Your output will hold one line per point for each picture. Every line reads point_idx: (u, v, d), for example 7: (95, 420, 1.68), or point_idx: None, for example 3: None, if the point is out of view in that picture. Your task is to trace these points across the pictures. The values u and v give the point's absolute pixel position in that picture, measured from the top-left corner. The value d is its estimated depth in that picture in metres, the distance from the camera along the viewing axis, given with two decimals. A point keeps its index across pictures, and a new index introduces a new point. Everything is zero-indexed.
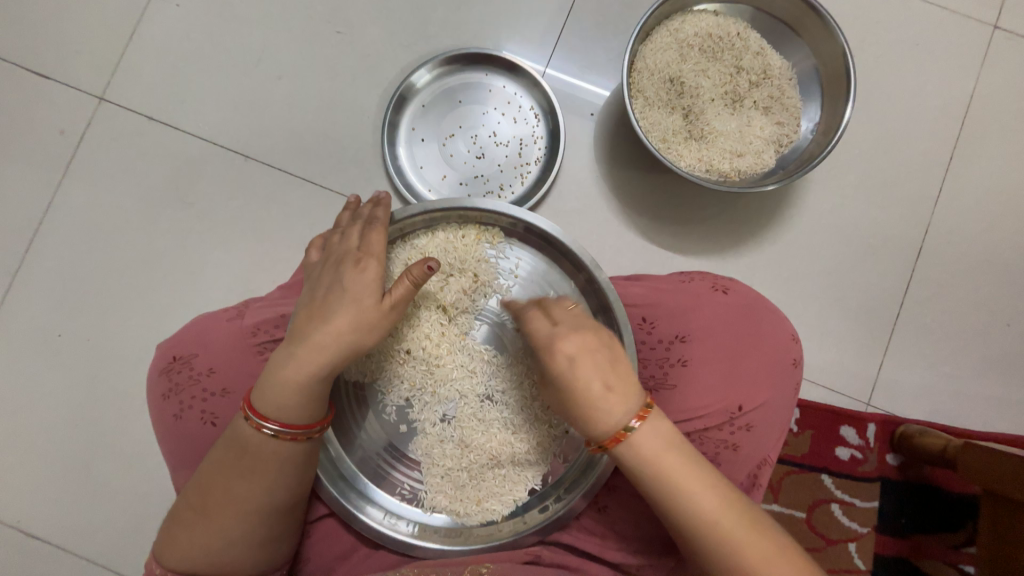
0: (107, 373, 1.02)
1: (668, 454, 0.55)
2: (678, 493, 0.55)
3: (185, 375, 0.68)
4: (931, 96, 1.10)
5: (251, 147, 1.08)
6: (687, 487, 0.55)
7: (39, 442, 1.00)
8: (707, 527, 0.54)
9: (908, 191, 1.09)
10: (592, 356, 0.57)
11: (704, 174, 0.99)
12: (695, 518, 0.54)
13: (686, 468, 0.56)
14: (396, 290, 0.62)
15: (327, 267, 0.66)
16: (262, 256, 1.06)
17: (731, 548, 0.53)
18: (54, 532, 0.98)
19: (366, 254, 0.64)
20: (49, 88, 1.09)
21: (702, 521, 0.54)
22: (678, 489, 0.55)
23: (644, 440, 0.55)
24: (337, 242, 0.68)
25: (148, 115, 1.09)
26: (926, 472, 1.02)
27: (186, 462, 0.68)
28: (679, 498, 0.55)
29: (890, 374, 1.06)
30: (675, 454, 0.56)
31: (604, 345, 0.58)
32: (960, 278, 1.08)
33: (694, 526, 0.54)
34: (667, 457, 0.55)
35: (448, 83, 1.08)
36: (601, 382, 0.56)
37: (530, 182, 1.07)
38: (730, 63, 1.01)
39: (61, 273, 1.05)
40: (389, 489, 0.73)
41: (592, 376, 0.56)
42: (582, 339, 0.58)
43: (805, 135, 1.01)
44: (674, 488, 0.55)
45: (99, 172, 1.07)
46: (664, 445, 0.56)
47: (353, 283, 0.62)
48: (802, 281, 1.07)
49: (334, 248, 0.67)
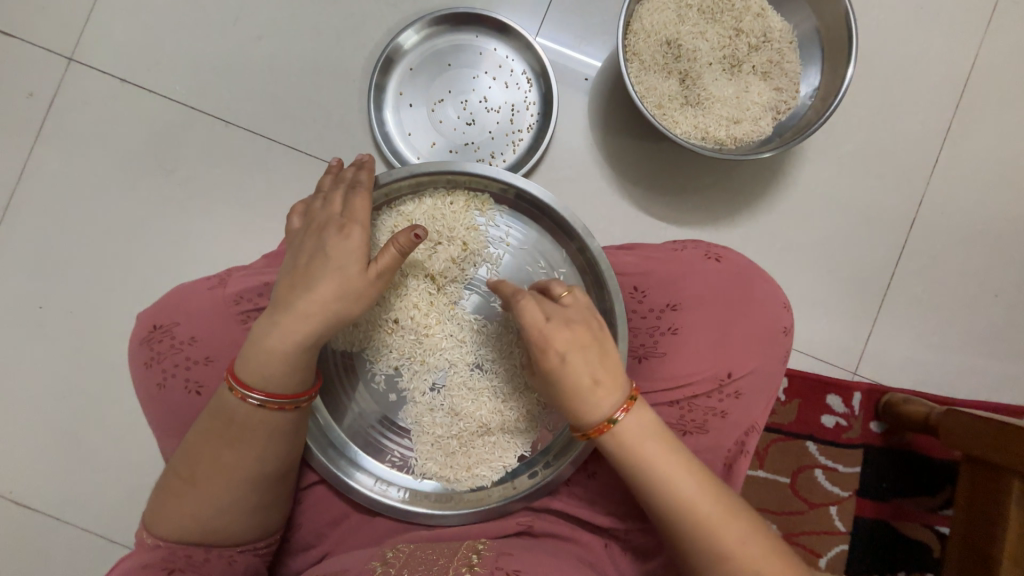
0: (93, 345, 1.01)
1: (644, 442, 0.57)
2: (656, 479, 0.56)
3: (166, 344, 0.67)
4: (933, 62, 1.07)
5: (232, 112, 1.04)
6: (665, 473, 0.56)
7: (26, 414, 0.99)
8: (686, 509, 0.55)
9: (905, 161, 1.08)
10: (582, 351, 0.57)
11: (700, 141, 0.97)
12: (674, 501, 0.56)
13: (666, 454, 0.57)
14: (382, 258, 0.61)
15: (309, 233, 0.63)
16: (247, 226, 1.03)
17: (709, 531, 0.55)
18: (48, 502, 0.99)
19: (348, 221, 0.62)
20: (14, 47, 1.03)
21: (681, 504, 0.55)
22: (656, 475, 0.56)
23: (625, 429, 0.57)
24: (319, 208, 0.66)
25: (121, 77, 1.04)
26: (907, 438, 1.05)
27: (173, 431, 0.67)
28: (659, 483, 0.56)
29: (878, 344, 1.07)
30: (651, 442, 0.57)
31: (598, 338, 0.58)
32: (952, 249, 1.08)
33: (674, 509, 0.56)
34: (647, 444, 0.57)
35: (436, 45, 1.04)
36: (591, 376, 0.56)
37: (521, 149, 1.04)
38: (730, 25, 0.97)
39: (39, 244, 1.02)
40: (379, 456, 0.74)
41: (582, 371, 0.56)
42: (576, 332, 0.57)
43: (804, 100, 0.98)
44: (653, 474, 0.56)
45: (73, 138, 1.03)
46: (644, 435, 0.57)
47: (337, 250, 0.60)
48: (796, 252, 1.06)
49: (315, 213, 0.65)
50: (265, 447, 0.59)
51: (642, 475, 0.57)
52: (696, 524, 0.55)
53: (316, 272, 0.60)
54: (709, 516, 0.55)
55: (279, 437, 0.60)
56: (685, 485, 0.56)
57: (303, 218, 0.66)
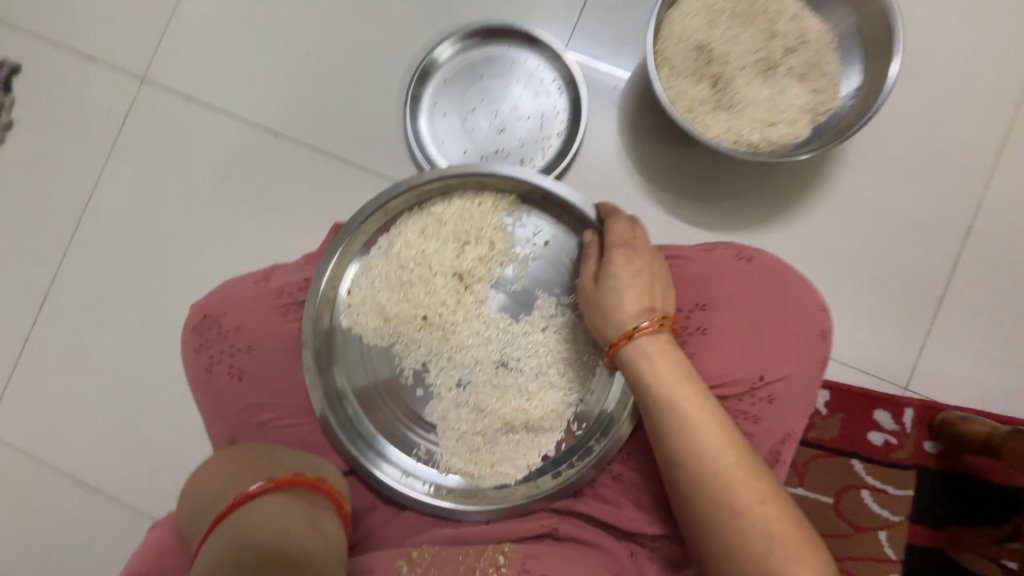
0: (150, 338, 1.09)
1: (680, 387, 0.59)
2: (682, 424, 0.58)
3: (214, 331, 0.71)
4: (988, 60, 1.02)
5: (281, 124, 1.12)
6: (693, 419, 0.58)
7: (90, 400, 1.08)
8: (707, 459, 0.57)
9: (959, 164, 1.01)
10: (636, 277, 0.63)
11: (733, 145, 0.95)
12: (698, 453, 0.57)
13: (699, 404, 0.58)
14: None
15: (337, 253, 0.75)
16: (291, 229, 1.09)
17: (727, 482, 0.56)
18: (106, 485, 1.06)
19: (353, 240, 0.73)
20: (97, 70, 1.15)
21: (705, 457, 0.57)
22: (685, 423, 0.58)
23: (661, 367, 0.60)
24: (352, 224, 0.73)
25: (185, 94, 1.14)
26: (967, 461, 0.96)
27: (215, 414, 0.71)
28: (684, 429, 0.58)
29: (932, 358, 1.00)
30: (687, 389, 0.59)
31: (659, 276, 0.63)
32: (1016, 257, 1.00)
33: (694, 459, 0.57)
34: (679, 389, 0.59)
35: (470, 57, 1.08)
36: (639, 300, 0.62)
37: (551, 155, 1.06)
38: (763, 28, 0.96)
39: (109, 245, 1.12)
40: (406, 450, 0.75)
41: (628, 284, 0.62)
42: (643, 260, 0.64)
43: (844, 101, 0.95)
44: (680, 418, 0.58)
45: (142, 149, 1.13)
46: (677, 376, 0.59)
47: None
48: (837, 259, 1.02)
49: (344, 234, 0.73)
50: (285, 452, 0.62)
51: (669, 419, 0.59)
52: (715, 472, 0.56)
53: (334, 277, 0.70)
54: (729, 468, 0.56)
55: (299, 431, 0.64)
56: (710, 435, 0.57)
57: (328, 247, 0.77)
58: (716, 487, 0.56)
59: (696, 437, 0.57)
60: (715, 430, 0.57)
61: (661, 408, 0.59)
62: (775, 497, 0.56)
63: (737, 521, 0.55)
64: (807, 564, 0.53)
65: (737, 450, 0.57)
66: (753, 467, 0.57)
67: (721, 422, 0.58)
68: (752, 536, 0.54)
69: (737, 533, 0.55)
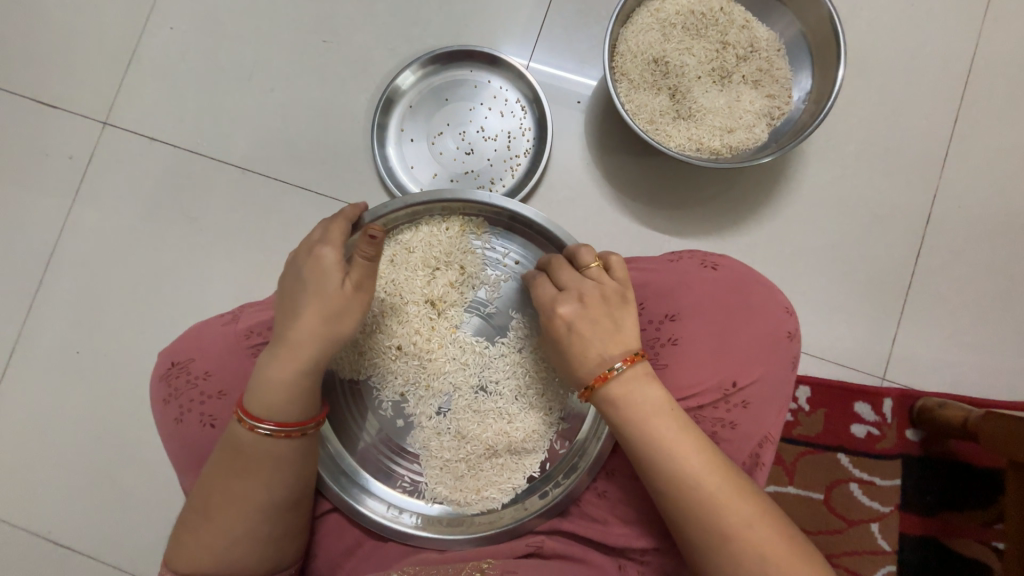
0: (124, 385, 1.06)
1: (654, 413, 0.58)
2: (657, 449, 0.57)
3: (183, 380, 0.70)
4: (931, 57, 1.06)
5: (248, 159, 1.11)
6: (669, 441, 0.56)
7: (64, 454, 1.05)
8: (687, 480, 0.55)
9: (913, 156, 1.05)
10: (591, 316, 0.61)
11: (696, 153, 0.97)
12: (678, 478, 0.56)
13: (675, 428, 0.57)
14: (356, 270, 0.63)
15: (305, 264, 0.63)
16: (265, 264, 1.08)
17: (710, 502, 0.55)
18: (85, 543, 1.02)
19: (339, 262, 0.63)
20: (57, 116, 1.14)
21: (686, 481, 0.55)
22: (662, 449, 0.56)
23: (634, 397, 0.58)
24: (361, 249, 0.62)
25: (150, 136, 1.13)
26: (949, 446, 0.98)
27: (190, 465, 0.69)
28: (661, 453, 0.57)
29: (906, 346, 1.02)
30: (661, 413, 0.58)
31: (615, 309, 0.61)
32: (976, 242, 1.03)
33: (675, 483, 0.56)
34: (652, 413, 0.58)
35: (434, 82, 1.09)
36: (599, 343, 0.60)
37: (520, 173, 1.07)
38: (715, 39, 0.99)
39: (77, 292, 1.09)
40: (390, 482, 0.74)
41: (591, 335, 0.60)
42: (596, 295, 0.61)
43: (798, 104, 0.98)
44: (656, 443, 0.57)
45: (108, 193, 1.12)
46: (647, 401, 0.58)
47: (315, 275, 0.62)
48: (807, 257, 1.04)
49: (337, 260, 0.62)
50: (259, 494, 0.60)
51: (644, 445, 0.57)
52: (698, 494, 0.55)
53: (335, 308, 0.62)
54: (711, 487, 0.55)
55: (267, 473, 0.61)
56: (687, 454, 0.56)
57: (290, 264, 0.65)
58: (701, 509, 0.55)
59: (674, 460, 0.56)
60: (692, 451, 0.56)
61: (635, 436, 0.58)
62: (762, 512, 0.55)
63: (727, 541, 0.54)
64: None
65: (717, 468, 0.56)
66: (736, 484, 0.55)
67: (698, 443, 0.57)
68: (742, 555, 0.53)
69: (727, 552, 0.54)
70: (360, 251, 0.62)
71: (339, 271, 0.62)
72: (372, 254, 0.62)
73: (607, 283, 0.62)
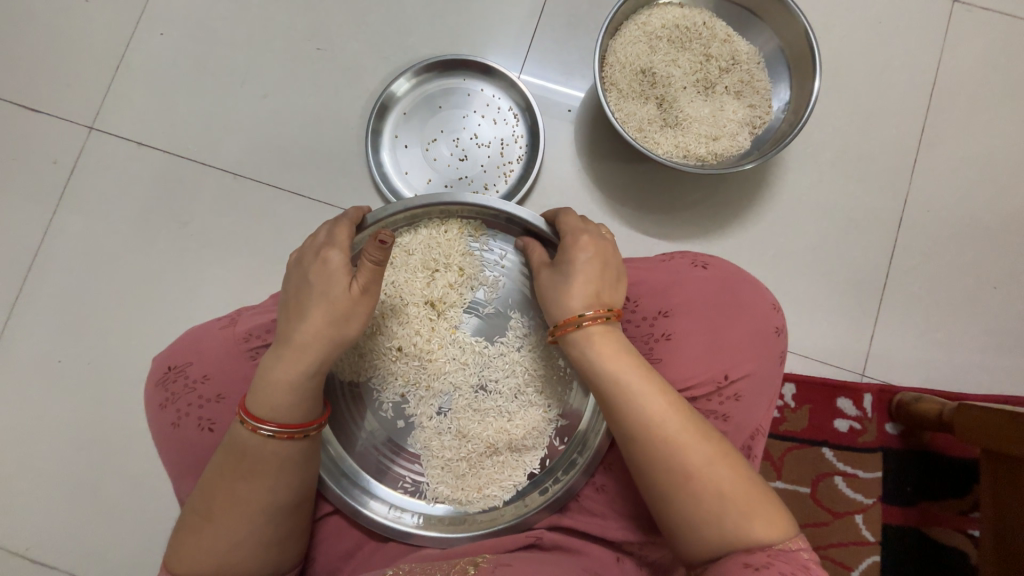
0: (109, 394, 1.04)
1: (621, 360, 0.60)
2: (625, 396, 0.59)
3: (180, 384, 0.69)
4: (898, 71, 1.13)
5: (241, 165, 1.11)
6: (634, 389, 0.58)
7: (43, 467, 1.01)
8: (653, 426, 0.57)
9: (884, 164, 1.11)
10: (594, 264, 0.64)
11: (682, 159, 1.01)
12: (645, 423, 0.57)
13: (642, 376, 0.59)
14: (362, 274, 0.63)
15: (312, 268, 0.64)
16: (257, 270, 1.08)
17: (676, 448, 0.56)
18: (65, 559, 0.99)
19: (346, 265, 0.63)
20: (41, 121, 1.12)
21: (653, 428, 0.57)
22: (629, 394, 0.58)
23: (599, 346, 0.61)
24: (369, 253, 0.61)
25: (138, 141, 1.12)
26: (926, 439, 1.02)
27: (187, 469, 0.69)
28: (627, 399, 0.58)
29: (883, 344, 1.07)
30: (628, 360, 0.60)
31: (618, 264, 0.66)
32: (944, 245, 1.09)
33: (639, 430, 0.58)
34: (619, 361, 0.60)
35: (428, 90, 1.11)
36: (597, 285, 0.64)
37: (513, 179, 1.10)
38: (699, 52, 1.04)
39: (60, 299, 1.07)
40: (391, 483, 0.74)
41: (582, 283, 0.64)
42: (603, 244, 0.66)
43: (777, 114, 1.03)
44: (624, 393, 0.59)
45: (93, 199, 1.10)
46: (619, 355, 0.61)
47: (321, 277, 0.63)
48: (788, 259, 1.08)
49: (343, 264, 0.63)
50: (261, 496, 0.59)
51: (613, 394, 0.59)
52: (664, 440, 0.56)
53: (341, 311, 0.62)
54: (677, 435, 0.56)
55: (273, 477, 0.60)
56: (654, 401, 0.58)
57: (297, 267, 0.66)
58: (667, 454, 0.56)
59: (639, 408, 0.58)
60: (658, 397, 0.58)
61: (605, 383, 0.60)
62: (731, 462, 0.56)
63: (693, 487, 0.55)
64: (763, 523, 0.53)
65: (684, 416, 0.57)
66: (702, 432, 0.57)
67: (663, 390, 0.59)
68: (705, 501, 0.54)
69: (691, 499, 0.55)
70: (368, 254, 0.61)
71: (347, 274, 0.63)
72: (380, 258, 0.62)
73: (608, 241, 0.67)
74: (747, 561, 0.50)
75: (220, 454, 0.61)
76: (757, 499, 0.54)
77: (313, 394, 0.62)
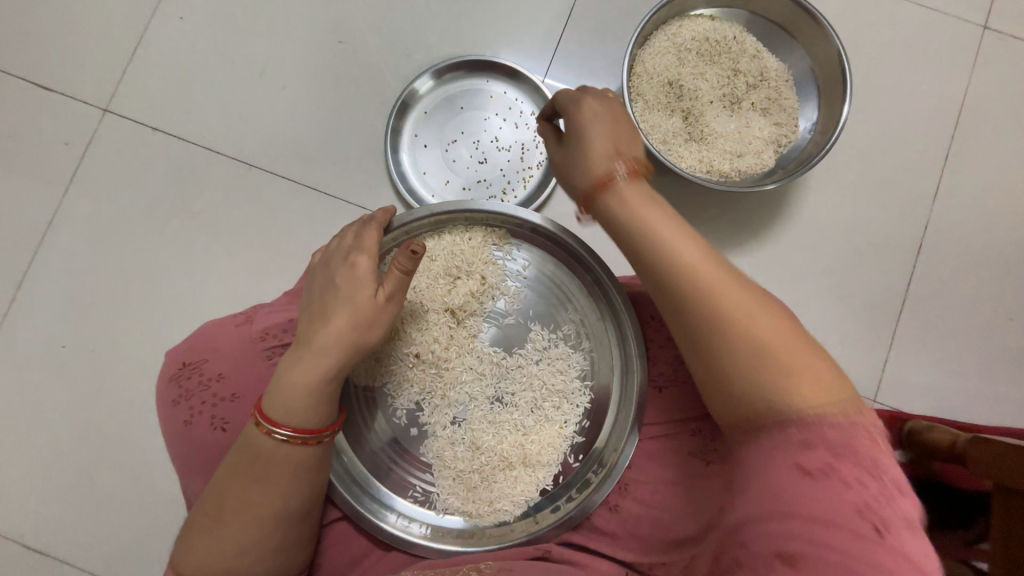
0: (112, 382, 1.02)
1: (658, 218, 0.54)
2: (664, 253, 0.53)
3: (194, 381, 0.68)
4: (925, 96, 1.12)
5: (256, 156, 1.09)
6: (671, 241, 0.52)
7: (41, 453, 1.00)
8: (694, 286, 0.50)
9: (905, 188, 1.10)
10: (603, 130, 0.60)
11: (705, 174, 1.00)
12: (687, 281, 0.51)
13: (683, 235, 0.53)
14: (389, 280, 0.62)
15: (339, 271, 0.62)
16: (268, 263, 1.06)
17: (722, 306, 0.49)
18: (58, 548, 0.97)
19: (372, 271, 0.62)
20: (54, 101, 1.10)
21: (695, 284, 0.50)
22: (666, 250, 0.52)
23: (627, 201, 0.56)
24: (399, 261, 0.60)
25: (152, 126, 1.10)
26: (937, 469, 1.01)
27: (196, 469, 0.67)
28: (664, 252, 0.53)
29: (895, 370, 1.06)
30: (667, 218, 0.54)
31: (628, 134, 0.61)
32: (961, 273, 1.09)
33: (681, 288, 0.51)
34: (653, 219, 0.54)
35: (449, 90, 1.10)
36: (606, 149, 0.59)
37: (532, 185, 1.08)
38: (728, 66, 1.03)
39: (65, 284, 1.05)
40: (401, 492, 0.73)
41: (596, 146, 0.59)
42: (606, 114, 0.62)
43: (803, 134, 1.02)
44: (661, 250, 0.53)
45: (104, 183, 1.08)
46: (656, 211, 0.55)
47: (347, 280, 0.61)
48: (805, 280, 1.08)
49: (371, 269, 0.62)
50: (268, 500, 0.58)
51: (651, 252, 0.53)
52: (708, 297, 0.50)
53: (364, 317, 0.61)
54: (724, 293, 0.50)
55: (282, 483, 0.58)
56: (696, 255, 0.51)
57: (323, 268, 0.64)
58: (721, 315, 0.49)
59: (681, 265, 0.51)
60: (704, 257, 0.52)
61: (635, 238, 0.55)
62: (781, 320, 0.49)
63: (745, 345, 0.48)
64: (823, 391, 0.46)
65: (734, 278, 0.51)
66: (757, 300, 0.50)
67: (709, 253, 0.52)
68: (749, 360, 0.48)
69: (739, 362, 0.48)
70: (398, 263, 0.60)
71: (373, 280, 0.62)
72: (410, 267, 0.61)
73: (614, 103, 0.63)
74: (804, 441, 0.45)
75: (232, 459, 0.59)
76: (826, 377, 0.47)
77: (329, 399, 0.61)
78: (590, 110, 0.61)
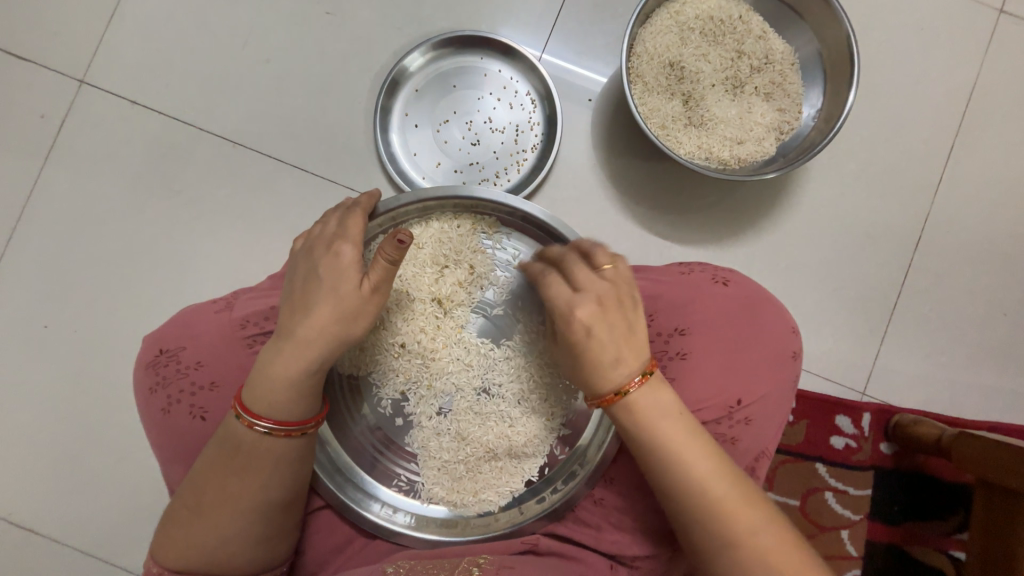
0: (96, 363, 1.01)
1: (667, 419, 0.57)
2: (670, 458, 0.57)
3: (171, 368, 0.67)
4: (934, 83, 1.08)
5: (240, 133, 1.05)
6: (679, 451, 0.57)
7: (27, 433, 0.99)
8: (703, 496, 0.55)
9: (908, 179, 1.08)
10: (607, 319, 0.59)
11: (704, 161, 0.97)
12: (690, 486, 0.56)
13: (687, 434, 0.57)
14: (374, 271, 0.60)
15: (322, 261, 0.60)
16: (254, 245, 1.04)
17: (729, 518, 0.55)
18: (47, 526, 0.98)
19: (357, 261, 0.60)
20: (27, 70, 1.05)
21: (699, 490, 0.56)
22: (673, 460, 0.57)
23: (643, 408, 0.58)
24: (384, 251, 0.58)
25: (131, 99, 1.05)
26: (919, 460, 1.03)
27: (176, 457, 0.67)
28: (673, 462, 0.57)
29: (886, 363, 1.06)
30: (675, 420, 0.57)
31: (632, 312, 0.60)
32: (958, 267, 1.07)
33: (691, 498, 0.56)
34: (667, 429, 0.57)
35: (442, 67, 1.05)
36: (612, 348, 0.58)
37: (526, 169, 1.05)
38: (732, 47, 0.98)
39: (45, 262, 1.02)
40: (385, 481, 0.72)
41: (606, 345, 0.58)
42: (609, 299, 0.59)
43: (807, 121, 0.99)
44: (667, 465, 0.57)
45: (83, 158, 1.04)
46: (665, 418, 0.57)
47: (330, 271, 0.60)
48: (801, 271, 1.06)
49: (356, 259, 0.60)
50: (252, 493, 0.57)
51: (659, 458, 0.57)
52: (712, 507, 0.55)
53: (348, 308, 0.59)
54: (727, 501, 0.55)
55: (265, 476, 0.58)
56: (702, 469, 0.56)
57: (306, 255, 0.62)
58: (718, 521, 0.55)
59: (691, 475, 0.56)
60: (705, 460, 0.56)
61: (650, 454, 0.58)
62: (770, 521, 0.55)
63: (742, 555, 0.54)
64: None
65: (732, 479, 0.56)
66: (748, 495, 0.56)
67: (712, 453, 0.57)
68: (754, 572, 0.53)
69: (743, 565, 0.54)
70: (383, 252, 0.58)
71: (359, 270, 0.60)
72: (395, 258, 0.59)
73: (620, 285, 0.61)
74: None
75: (212, 451, 0.59)
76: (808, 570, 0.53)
77: (313, 391, 0.60)
78: (597, 283, 0.60)
